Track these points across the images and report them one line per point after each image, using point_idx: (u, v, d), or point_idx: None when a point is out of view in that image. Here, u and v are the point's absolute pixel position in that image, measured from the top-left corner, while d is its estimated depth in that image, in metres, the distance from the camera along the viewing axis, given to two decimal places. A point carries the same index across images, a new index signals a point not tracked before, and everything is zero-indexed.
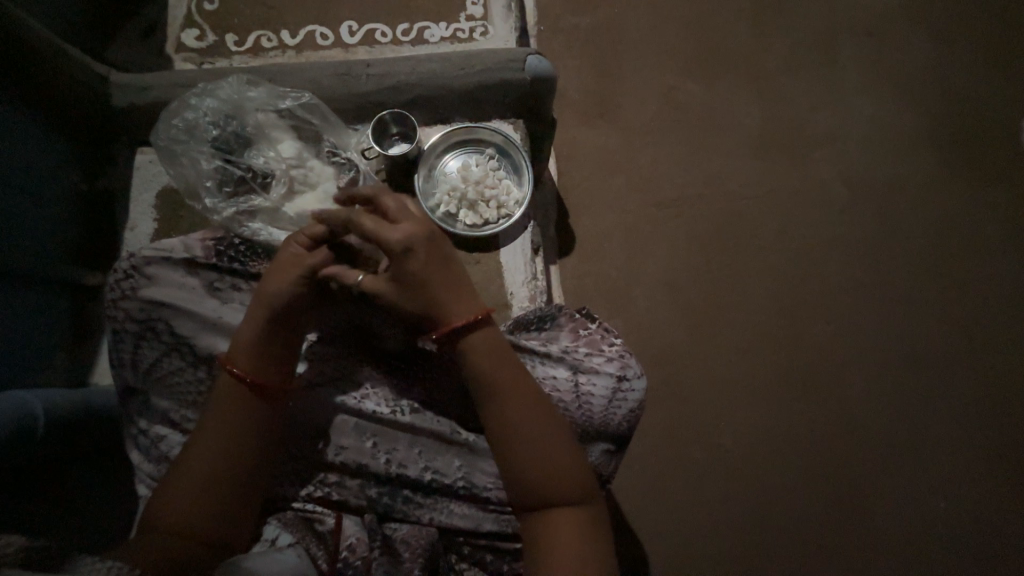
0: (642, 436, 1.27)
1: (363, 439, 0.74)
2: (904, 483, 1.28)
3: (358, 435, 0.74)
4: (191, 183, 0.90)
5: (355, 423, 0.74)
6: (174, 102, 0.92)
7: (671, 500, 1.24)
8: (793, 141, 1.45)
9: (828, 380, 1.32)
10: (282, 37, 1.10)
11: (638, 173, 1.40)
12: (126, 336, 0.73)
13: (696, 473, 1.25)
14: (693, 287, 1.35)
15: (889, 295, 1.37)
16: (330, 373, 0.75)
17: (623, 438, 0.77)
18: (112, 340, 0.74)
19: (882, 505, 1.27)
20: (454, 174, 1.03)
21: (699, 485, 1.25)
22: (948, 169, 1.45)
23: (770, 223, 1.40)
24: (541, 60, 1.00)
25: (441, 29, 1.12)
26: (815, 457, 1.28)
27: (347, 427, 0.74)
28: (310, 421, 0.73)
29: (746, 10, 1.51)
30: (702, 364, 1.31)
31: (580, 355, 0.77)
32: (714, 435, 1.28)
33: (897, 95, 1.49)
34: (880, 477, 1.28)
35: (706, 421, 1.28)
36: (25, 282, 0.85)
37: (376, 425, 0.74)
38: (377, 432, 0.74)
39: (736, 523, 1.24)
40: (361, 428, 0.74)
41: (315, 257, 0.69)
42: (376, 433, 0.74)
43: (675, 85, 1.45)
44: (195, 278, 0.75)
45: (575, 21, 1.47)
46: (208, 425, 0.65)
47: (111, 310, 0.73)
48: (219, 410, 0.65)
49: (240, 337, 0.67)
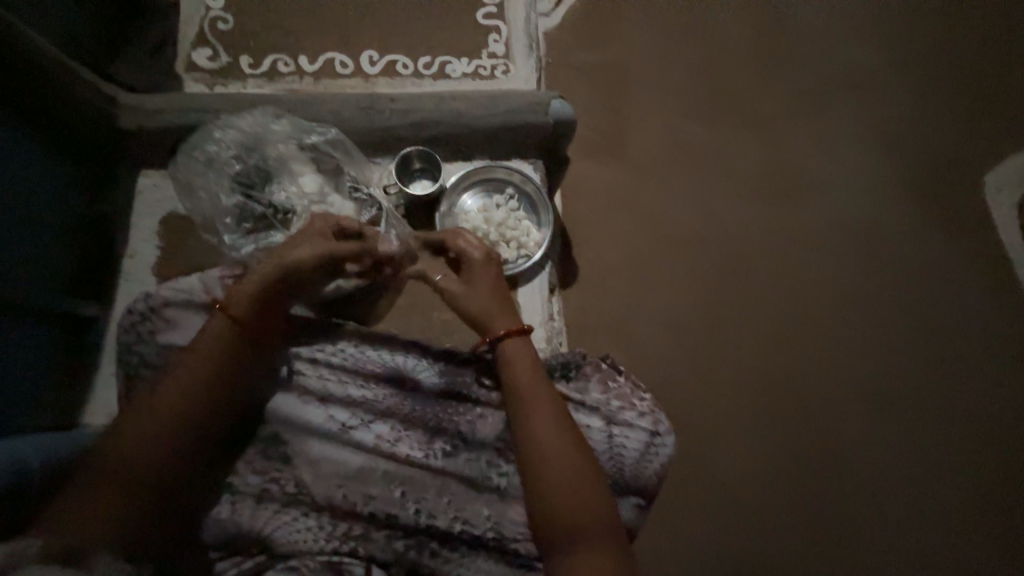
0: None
1: (392, 487, 0.73)
2: (902, 532, 1.25)
3: (386, 483, 0.73)
4: (208, 217, 0.85)
5: (384, 470, 0.74)
6: (197, 133, 0.88)
7: (668, 545, 1.20)
8: (790, 180, 1.47)
9: (833, 426, 1.30)
10: (300, 63, 1.08)
11: (640, 208, 1.42)
12: (142, 381, 0.69)
13: (699, 519, 1.22)
14: (696, 325, 1.36)
15: (887, 339, 1.37)
16: (365, 416, 0.76)
17: (651, 494, 0.77)
18: (124, 386, 0.72)
19: (881, 554, 1.23)
20: (474, 214, 1.03)
21: (696, 527, 1.22)
22: (949, 217, 1.46)
23: (768, 261, 1.41)
24: (564, 104, 1.05)
25: (463, 66, 1.13)
26: (812, 501, 1.26)
27: (376, 475, 0.74)
28: (340, 469, 0.73)
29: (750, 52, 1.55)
30: (699, 401, 1.30)
31: (613, 407, 0.79)
32: (716, 477, 1.26)
33: (894, 140, 1.51)
34: (875, 524, 1.25)
35: (702, 459, 1.26)
36: (31, 315, 0.79)
37: (406, 472, 0.74)
38: (406, 480, 0.74)
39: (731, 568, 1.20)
40: (390, 476, 0.74)
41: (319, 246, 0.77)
42: (404, 481, 0.74)
43: (680, 124, 1.49)
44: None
45: (586, 57, 1.51)
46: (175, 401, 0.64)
47: (127, 352, 0.72)
48: (198, 388, 0.65)
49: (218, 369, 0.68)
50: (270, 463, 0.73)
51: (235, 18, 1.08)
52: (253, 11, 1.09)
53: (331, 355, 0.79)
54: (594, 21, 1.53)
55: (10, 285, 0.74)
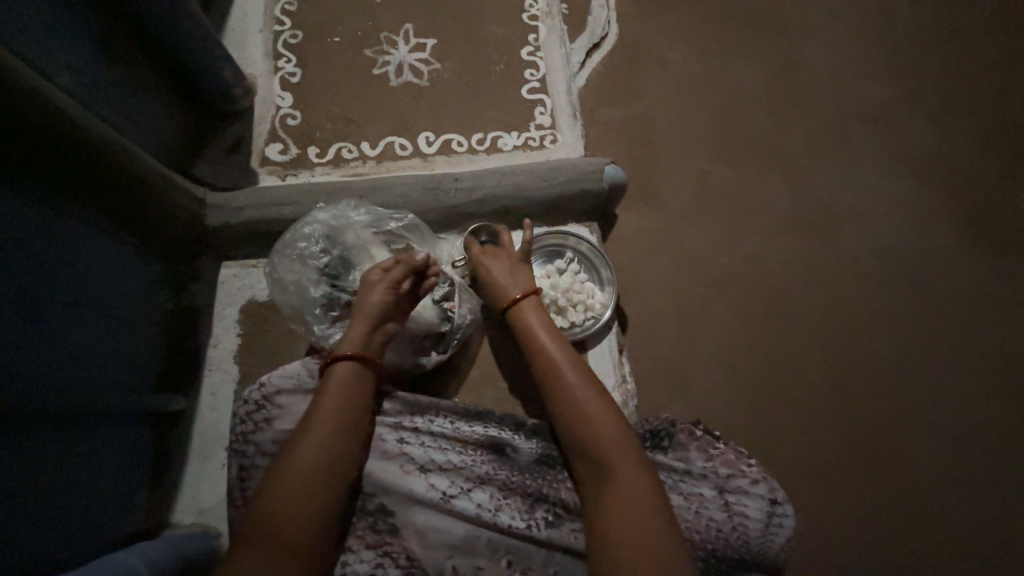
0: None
1: (497, 557, 0.70)
2: None
3: (492, 553, 0.70)
4: (298, 308, 0.86)
5: (488, 539, 0.70)
6: (288, 231, 0.89)
7: None
8: (839, 215, 1.38)
9: (930, 475, 1.18)
10: (363, 148, 1.14)
11: (684, 254, 1.32)
12: (257, 473, 0.70)
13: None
14: (770, 377, 1.23)
15: (975, 375, 1.26)
16: (465, 482, 0.74)
17: (779, 567, 0.73)
18: (237, 478, 0.71)
19: None
20: (539, 280, 1.04)
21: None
22: (1021, 238, 1.38)
23: (832, 300, 1.30)
24: (617, 169, 1.10)
25: (513, 138, 1.18)
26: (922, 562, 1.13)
27: (480, 544, 0.70)
28: (444, 539, 0.70)
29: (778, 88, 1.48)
30: (780, 457, 1.18)
31: (722, 476, 0.76)
32: (821, 550, 1.13)
33: (948, 165, 1.43)
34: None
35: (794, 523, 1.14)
36: (125, 414, 0.81)
37: (510, 542, 0.70)
38: (511, 548, 0.70)
39: None
40: (495, 545, 0.70)
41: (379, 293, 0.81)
42: (511, 550, 0.70)
43: (707, 168, 1.39)
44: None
45: (610, 112, 1.42)
46: (295, 501, 0.63)
47: (241, 444, 0.72)
48: (321, 474, 0.66)
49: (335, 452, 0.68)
50: (379, 536, 0.71)
51: (302, 114, 1.15)
52: (317, 105, 1.17)
53: (428, 423, 0.79)
54: (618, 72, 1.45)
55: (104, 390, 0.77)
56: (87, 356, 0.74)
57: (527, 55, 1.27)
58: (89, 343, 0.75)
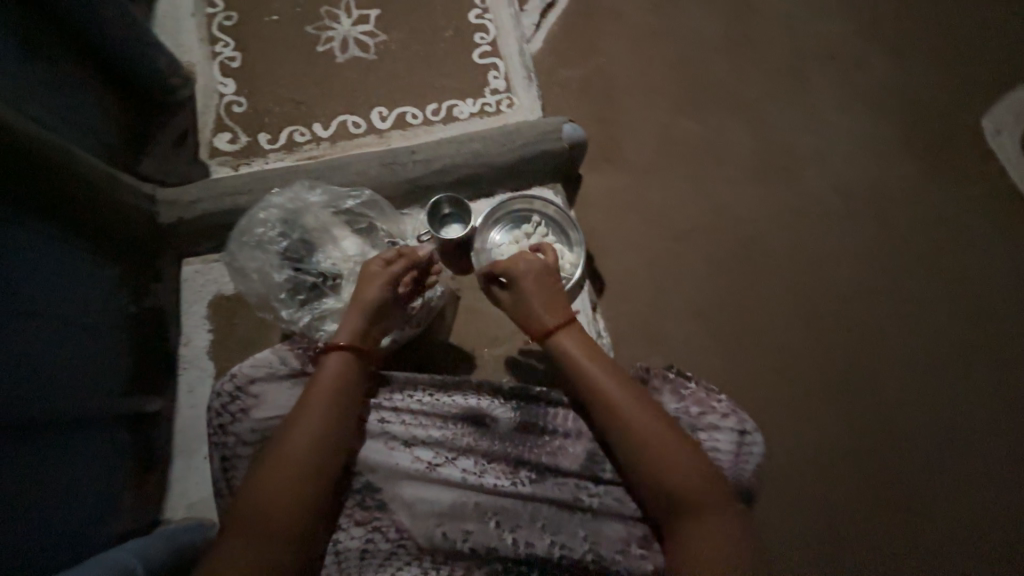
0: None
1: (485, 519, 0.71)
2: (1007, 494, 1.16)
3: (480, 516, 0.71)
4: (263, 296, 0.85)
5: (475, 504, 0.72)
6: (242, 219, 0.88)
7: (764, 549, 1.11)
8: (802, 155, 1.39)
9: (907, 396, 1.22)
10: (315, 130, 1.11)
11: (652, 209, 1.33)
12: (240, 461, 0.71)
13: (799, 530, 1.13)
14: (744, 320, 1.26)
15: (943, 297, 1.29)
16: (448, 451, 0.76)
17: (754, 495, 0.76)
18: (221, 468, 0.71)
19: (991, 519, 1.14)
20: (507, 246, 1.01)
21: (788, 525, 1.13)
22: (981, 159, 1.40)
23: (800, 239, 1.33)
24: (575, 127, 1.08)
25: (469, 106, 1.16)
26: (904, 476, 1.17)
27: (468, 509, 0.72)
28: (431, 507, 0.72)
29: (735, 34, 1.47)
30: (763, 393, 1.21)
31: (693, 415, 0.78)
32: (807, 477, 1.16)
33: (905, 96, 1.45)
34: (978, 489, 1.16)
35: (779, 455, 1.17)
36: (98, 423, 0.80)
37: (496, 503, 0.72)
38: (498, 510, 0.72)
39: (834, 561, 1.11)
40: (483, 508, 0.72)
41: (374, 285, 0.78)
42: (498, 512, 0.72)
43: (670, 121, 1.39)
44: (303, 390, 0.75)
45: (569, 72, 1.39)
46: (280, 480, 0.64)
47: (218, 435, 0.72)
48: (305, 452, 0.66)
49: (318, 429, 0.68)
50: (368, 512, 0.72)
51: (248, 99, 1.12)
52: (263, 90, 1.13)
53: (406, 402, 0.80)
54: (573, 31, 1.42)
55: (73, 394, 0.76)
56: (52, 360, 0.73)
57: (475, 18, 1.23)
58: (52, 347, 0.74)
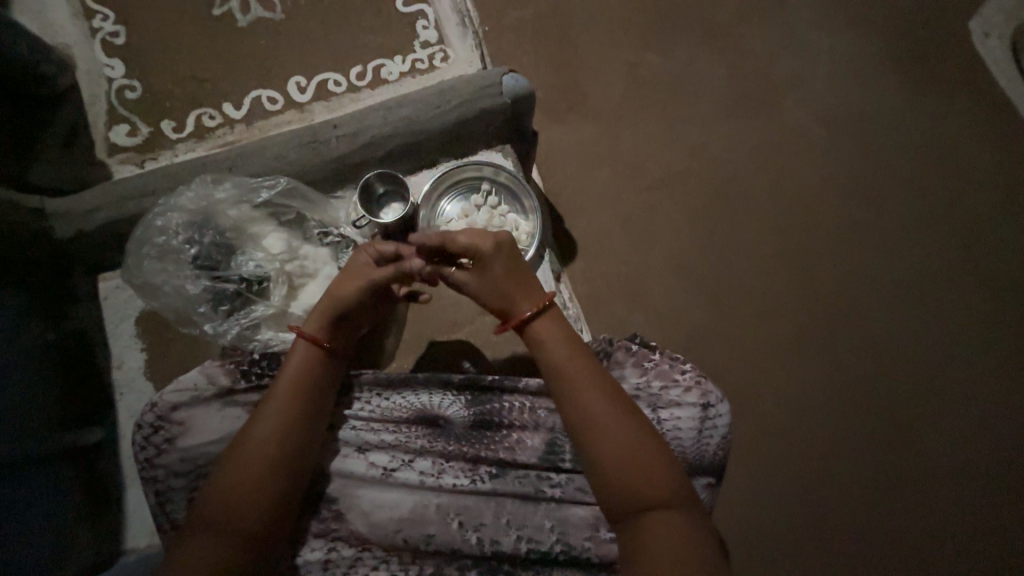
0: (731, 458, 1.08)
1: (448, 520, 0.68)
2: (1009, 424, 1.10)
3: (441, 519, 0.68)
4: (181, 310, 0.78)
5: (436, 506, 0.69)
6: (138, 228, 0.79)
7: (761, 504, 1.06)
8: (782, 82, 1.26)
9: (904, 333, 1.14)
10: (226, 111, 0.98)
11: (620, 159, 1.20)
12: (177, 492, 0.68)
13: (800, 481, 1.07)
14: (729, 268, 1.17)
15: (935, 223, 1.20)
16: (404, 455, 0.71)
17: (720, 468, 0.73)
18: (158, 501, 0.68)
19: (993, 450, 1.09)
20: (456, 222, 0.92)
21: (784, 478, 1.07)
22: (973, 68, 1.28)
23: (783, 175, 1.22)
24: (517, 78, 0.94)
25: (398, 65, 1.02)
26: (902, 416, 1.11)
27: (429, 512, 0.68)
28: (390, 515, 0.68)
29: None
30: (751, 345, 1.13)
31: (655, 390, 0.74)
32: (802, 427, 1.10)
33: (892, 4, 1.30)
34: (980, 422, 1.11)
35: (772, 407, 1.10)
36: (33, 466, 0.74)
37: (458, 503, 0.69)
38: (460, 510, 0.68)
39: (834, 509, 1.06)
40: (445, 510, 0.68)
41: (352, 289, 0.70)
42: (460, 512, 0.68)
43: (635, 59, 1.25)
44: (233, 410, 0.70)
45: (519, 14, 1.24)
46: (222, 506, 0.60)
47: (149, 468, 0.68)
48: (241, 477, 0.61)
49: (254, 448, 0.62)
50: (325, 524, 0.69)
51: (142, 83, 0.98)
52: (160, 69, 0.99)
53: (354, 409, 0.74)
54: None
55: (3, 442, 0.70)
56: None
57: None
58: None
